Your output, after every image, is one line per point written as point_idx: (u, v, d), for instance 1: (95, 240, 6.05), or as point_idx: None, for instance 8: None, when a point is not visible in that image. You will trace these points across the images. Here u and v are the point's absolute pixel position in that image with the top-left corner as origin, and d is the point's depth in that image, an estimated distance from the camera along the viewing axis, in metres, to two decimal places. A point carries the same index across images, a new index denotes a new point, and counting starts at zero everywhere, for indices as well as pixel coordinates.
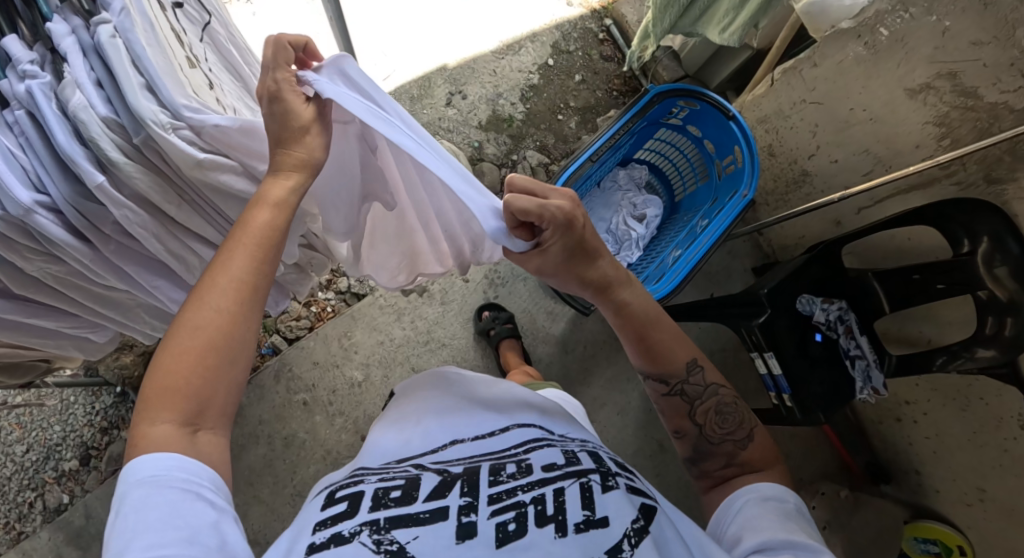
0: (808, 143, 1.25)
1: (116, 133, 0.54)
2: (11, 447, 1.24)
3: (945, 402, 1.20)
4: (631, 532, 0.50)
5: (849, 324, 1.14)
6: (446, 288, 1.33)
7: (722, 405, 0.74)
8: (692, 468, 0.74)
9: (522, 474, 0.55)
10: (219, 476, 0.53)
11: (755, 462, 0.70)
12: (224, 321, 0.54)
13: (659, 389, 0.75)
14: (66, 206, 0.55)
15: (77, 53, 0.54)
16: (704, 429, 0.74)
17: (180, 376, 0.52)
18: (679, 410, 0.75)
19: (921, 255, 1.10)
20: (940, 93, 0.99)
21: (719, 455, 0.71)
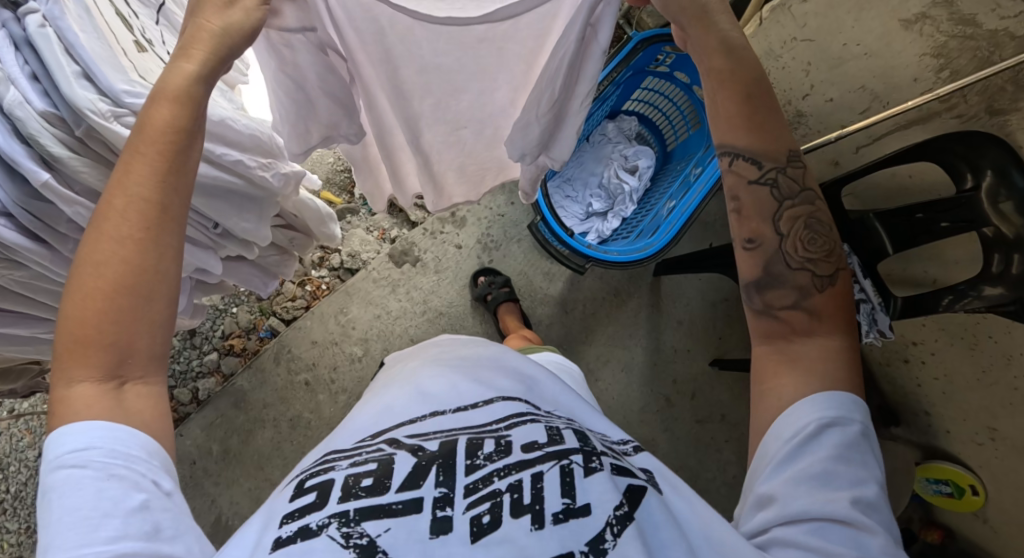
0: (801, 82, 1.20)
1: (57, 127, 0.52)
2: (23, 453, 1.30)
3: (954, 341, 1.19)
4: (614, 520, 0.49)
5: (852, 266, 1.07)
6: (439, 256, 1.31)
7: (814, 220, 0.61)
8: (752, 295, 0.62)
9: (499, 456, 0.54)
10: (156, 440, 0.49)
11: (827, 314, 0.59)
12: (129, 247, 0.48)
13: (748, 173, 0.61)
14: (15, 207, 0.53)
15: (9, 48, 0.53)
16: (785, 242, 0.61)
17: (87, 321, 0.47)
18: (761, 208, 0.61)
19: (923, 194, 1.07)
20: (937, 23, 0.96)
21: (790, 286, 0.60)
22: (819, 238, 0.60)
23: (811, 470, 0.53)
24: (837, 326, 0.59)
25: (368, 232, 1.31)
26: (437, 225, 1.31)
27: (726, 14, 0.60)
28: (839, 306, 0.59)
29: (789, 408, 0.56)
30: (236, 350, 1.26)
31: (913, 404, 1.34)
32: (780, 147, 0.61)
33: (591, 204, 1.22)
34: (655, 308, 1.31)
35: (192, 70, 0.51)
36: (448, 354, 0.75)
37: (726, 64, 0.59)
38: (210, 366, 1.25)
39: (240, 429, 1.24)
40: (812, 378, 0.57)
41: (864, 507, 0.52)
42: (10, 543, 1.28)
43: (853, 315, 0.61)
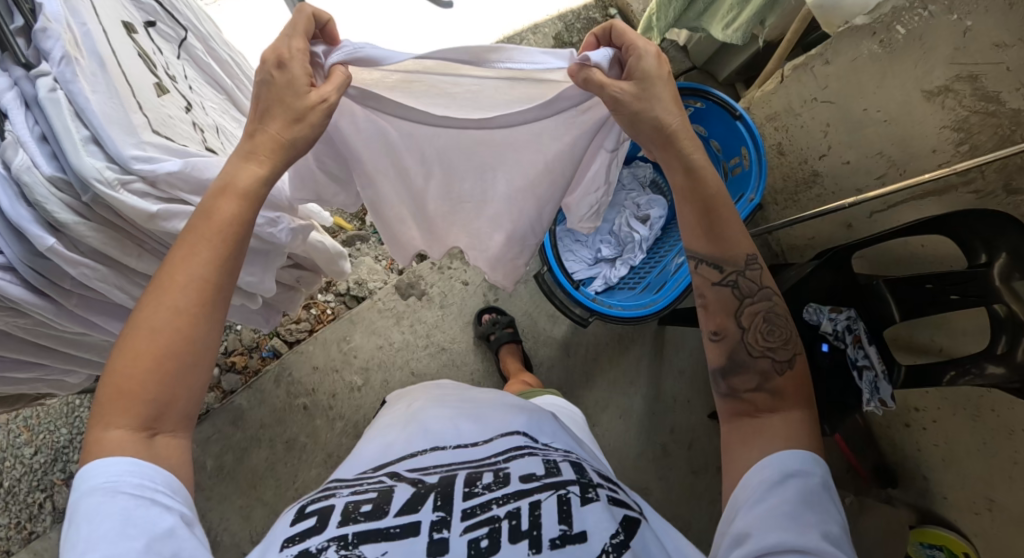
0: (818, 143, 1.20)
1: (64, 192, 0.52)
2: (20, 450, 1.31)
3: (956, 410, 1.18)
4: (611, 548, 0.51)
5: (857, 333, 1.09)
6: (445, 291, 1.31)
7: (772, 313, 0.65)
8: (718, 381, 0.65)
9: (497, 485, 0.56)
10: (181, 481, 0.51)
11: (789, 395, 0.62)
12: (184, 319, 0.51)
13: (710, 276, 0.65)
14: (21, 265, 0.53)
15: (20, 108, 0.52)
16: (745, 334, 0.65)
17: (134, 378, 0.49)
18: (725, 305, 0.65)
19: (932, 264, 1.08)
20: (959, 97, 0.95)
21: (754, 371, 0.63)
22: (774, 331, 0.64)
23: (783, 509, 0.53)
24: (798, 401, 0.62)
25: (377, 261, 1.32)
26: (446, 260, 1.32)
27: (689, 139, 0.65)
28: (800, 386, 0.62)
29: (754, 465, 0.57)
30: (238, 367, 1.27)
31: (912, 467, 1.33)
32: (737, 253, 0.65)
33: (601, 250, 1.23)
34: (657, 357, 1.31)
35: (260, 171, 0.56)
36: (449, 396, 0.75)
37: (686, 183, 0.64)
38: (211, 382, 1.25)
39: (235, 448, 1.24)
40: (776, 442, 0.58)
41: (833, 542, 0.52)
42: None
43: (811, 390, 0.63)
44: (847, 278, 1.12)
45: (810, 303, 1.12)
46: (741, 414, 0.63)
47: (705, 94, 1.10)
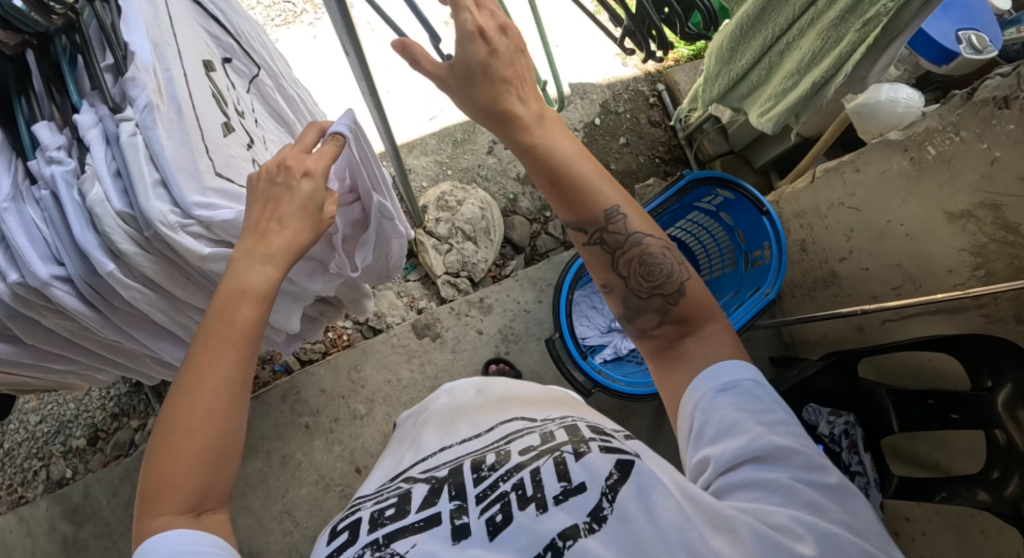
0: (840, 247, 1.23)
1: (129, 225, 0.54)
2: (27, 416, 1.37)
3: (946, 527, 1.18)
4: (607, 489, 0.54)
5: (853, 438, 1.15)
6: (459, 336, 1.34)
7: (646, 254, 0.69)
8: (628, 326, 0.71)
9: (500, 464, 0.60)
10: (223, 537, 0.52)
11: (690, 316, 0.67)
12: (219, 416, 0.53)
13: (578, 237, 0.70)
14: (80, 280, 0.55)
15: (100, 144, 0.56)
16: (630, 282, 0.70)
17: (176, 473, 0.51)
18: (601, 261, 0.71)
19: (937, 380, 1.09)
20: (980, 222, 0.96)
21: (651, 310, 0.68)
22: (654, 271, 0.69)
23: (732, 414, 0.58)
24: (706, 316, 0.67)
25: (398, 297, 1.38)
26: (465, 307, 1.35)
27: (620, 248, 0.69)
28: (694, 303, 0.67)
29: (688, 386, 0.63)
30: None
31: None
32: (598, 211, 0.67)
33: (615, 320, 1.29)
34: (655, 431, 1.33)
35: (274, 271, 0.58)
36: (452, 409, 0.82)
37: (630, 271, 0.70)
38: None
39: None
40: (702, 362, 0.64)
41: (786, 434, 0.57)
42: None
43: (712, 297, 0.68)
44: (851, 382, 1.14)
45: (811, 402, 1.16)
46: (665, 353, 0.68)
47: (732, 184, 1.14)
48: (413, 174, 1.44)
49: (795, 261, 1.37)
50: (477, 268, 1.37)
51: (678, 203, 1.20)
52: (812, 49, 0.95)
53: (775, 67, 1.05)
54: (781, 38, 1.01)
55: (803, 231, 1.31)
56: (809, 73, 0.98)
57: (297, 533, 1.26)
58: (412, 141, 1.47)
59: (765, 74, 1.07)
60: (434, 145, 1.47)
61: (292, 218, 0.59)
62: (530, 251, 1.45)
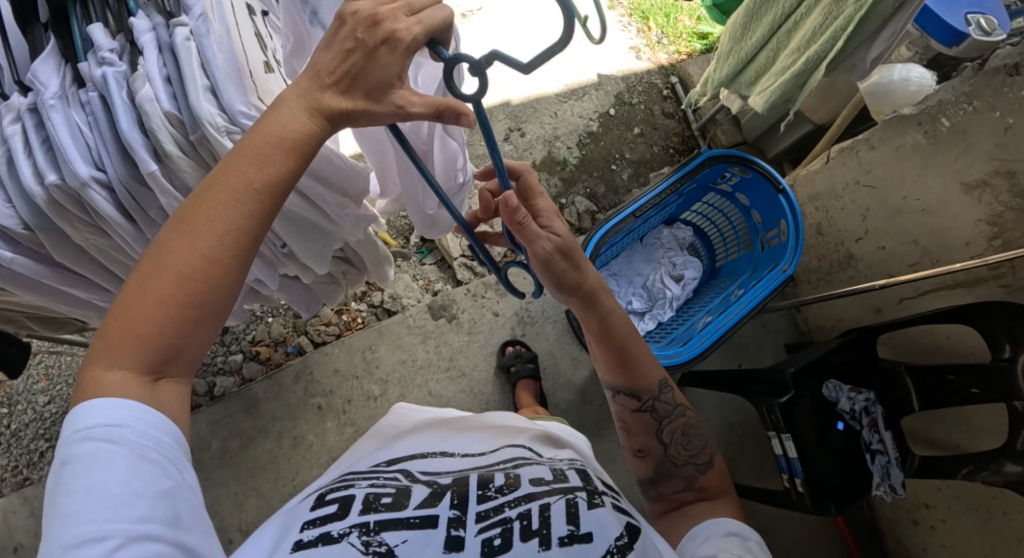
0: (857, 226, 1.22)
1: (174, 128, 0.57)
2: (35, 396, 1.37)
3: (967, 511, 1.14)
4: (616, 548, 0.54)
5: (874, 416, 1.10)
6: (475, 319, 1.34)
7: (687, 429, 0.77)
8: (649, 487, 0.77)
9: (509, 490, 0.59)
10: (180, 430, 0.51)
11: (712, 488, 0.74)
12: (211, 271, 0.48)
13: (629, 404, 0.77)
14: (120, 186, 0.58)
15: (154, 49, 0.57)
16: (665, 449, 0.77)
17: (149, 322, 0.47)
18: (644, 427, 0.77)
19: (958, 356, 1.07)
20: (996, 192, 0.96)
21: (678, 477, 0.75)
22: (689, 437, 0.77)
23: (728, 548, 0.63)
24: (722, 493, 0.74)
25: (414, 279, 1.38)
26: (481, 289, 1.35)
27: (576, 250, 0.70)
28: (720, 483, 0.75)
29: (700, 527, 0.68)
30: (261, 358, 1.32)
31: None
32: (650, 382, 0.76)
33: (631, 302, 1.30)
34: None
35: (314, 126, 0.50)
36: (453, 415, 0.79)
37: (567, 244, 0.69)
38: (233, 366, 1.31)
39: (243, 434, 1.27)
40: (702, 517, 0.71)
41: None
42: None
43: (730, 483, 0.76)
44: (870, 361, 1.13)
45: (829, 379, 1.10)
46: (671, 511, 0.74)
47: (748, 164, 1.13)
48: None
49: (811, 245, 1.36)
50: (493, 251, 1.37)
51: (694, 184, 1.19)
52: (814, 25, 0.94)
53: (781, 49, 1.03)
54: (790, 17, 0.99)
55: (819, 214, 1.31)
56: (809, 48, 0.95)
57: None
58: None
59: (772, 55, 1.05)
60: None
61: (348, 83, 0.50)
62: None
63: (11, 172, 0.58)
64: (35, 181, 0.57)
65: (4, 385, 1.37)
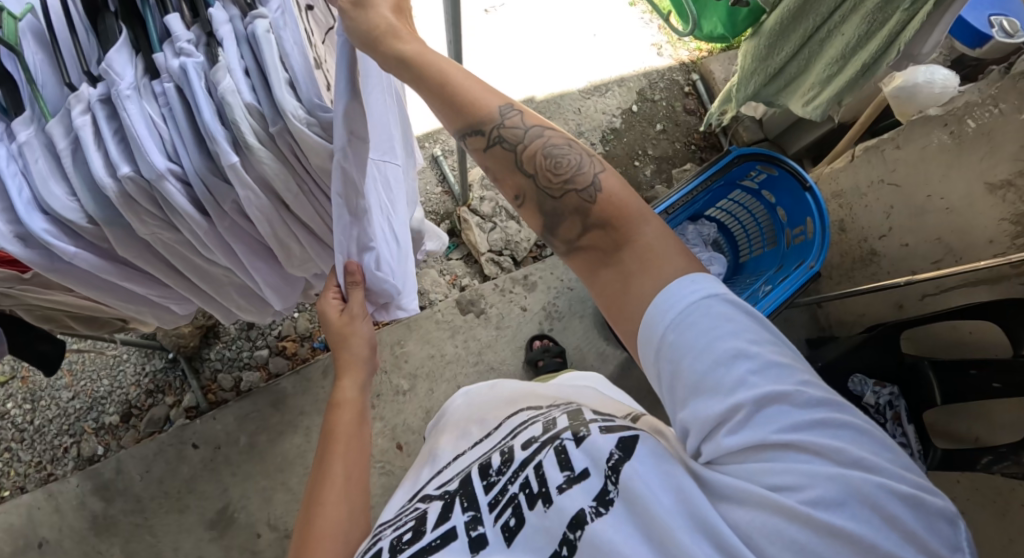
0: (880, 225, 1.23)
1: (255, 120, 0.59)
2: (58, 392, 1.36)
3: (985, 505, 1.17)
4: (611, 472, 0.49)
5: (898, 410, 1.14)
6: (503, 313, 1.36)
7: (551, 145, 0.55)
8: (554, 243, 0.56)
9: (507, 467, 0.58)
10: None
11: (619, 218, 0.51)
12: (344, 514, 0.66)
13: (476, 144, 0.57)
14: (196, 178, 0.62)
15: (232, 41, 0.60)
16: (533, 181, 0.56)
17: None
18: (505, 162, 0.57)
19: (979, 351, 1.10)
20: (1021, 191, 0.98)
21: (569, 213, 0.54)
22: (559, 165, 0.54)
23: (694, 345, 0.44)
24: (637, 219, 0.51)
25: (441, 274, 1.40)
26: (508, 284, 1.37)
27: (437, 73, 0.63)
28: (618, 202, 0.52)
29: (641, 320, 0.47)
30: (287, 353, 1.39)
31: None
32: (486, 103, 0.56)
33: None
34: None
35: (349, 383, 0.75)
36: (471, 404, 0.81)
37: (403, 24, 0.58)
38: (258, 361, 1.37)
39: (270, 429, 1.33)
40: (650, 283, 0.48)
41: (760, 368, 0.43)
42: (17, 472, 1.32)
43: (640, 197, 0.53)
44: (893, 357, 1.16)
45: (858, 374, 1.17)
46: (585, 258, 0.54)
47: (778, 163, 1.15)
48: None
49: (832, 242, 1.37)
50: (519, 246, 1.42)
51: (717, 182, 1.21)
52: (856, 36, 0.90)
53: (814, 57, 0.99)
54: (823, 27, 0.94)
55: (842, 211, 1.32)
56: (855, 58, 0.92)
57: None
58: None
59: (806, 63, 1.00)
60: None
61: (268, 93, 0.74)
62: None
63: (76, 162, 0.62)
64: (108, 175, 0.60)
65: (26, 381, 1.36)
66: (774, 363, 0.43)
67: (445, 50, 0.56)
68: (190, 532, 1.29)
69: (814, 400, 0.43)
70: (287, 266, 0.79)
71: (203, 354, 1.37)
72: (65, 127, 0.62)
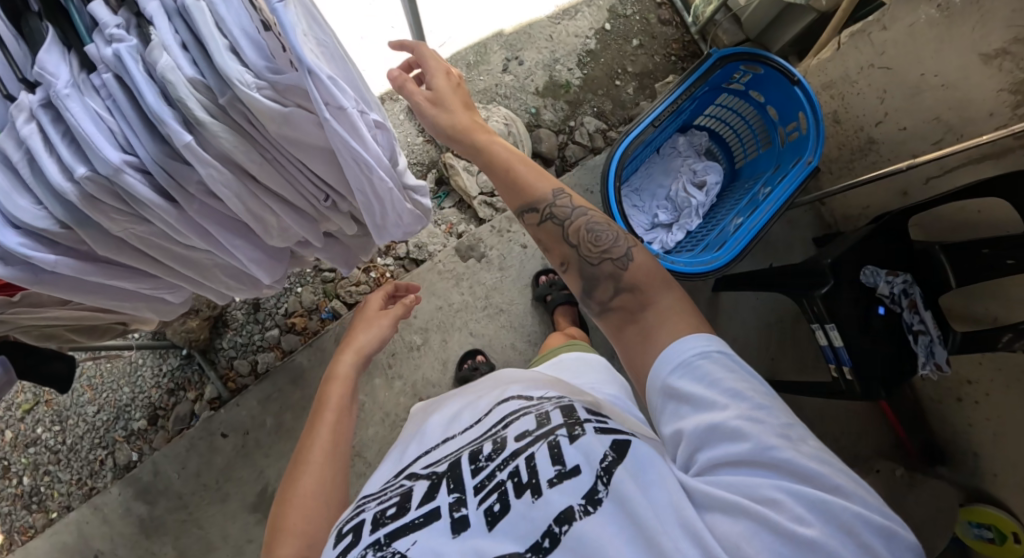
0: (874, 110, 1.20)
1: (203, 95, 0.53)
2: (83, 408, 1.35)
3: (1011, 384, 1.16)
4: (602, 472, 0.55)
5: (914, 298, 1.13)
6: (505, 254, 1.34)
7: (591, 223, 0.73)
8: (590, 303, 0.72)
9: (496, 454, 0.61)
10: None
11: (646, 280, 0.68)
12: (324, 466, 0.77)
13: (534, 217, 0.76)
14: (154, 165, 0.55)
15: (163, 17, 0.52)
16: (581, 251, 0.73)
17: (301, 514, 0.71)
18: (553, 236, 0.75)
19: (990, 229, 1.09)
20: (1017, 59, 0.95)
21: (604, 278, 0.70)
22: (602, 242, 0.72)
23: (704, 389, 0.56)
24: (665, 286, 0.68)
25: (437, 225, 1.37)
26: (505, 224, 1.35)
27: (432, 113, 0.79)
28: (646, 272, 0.69)
29: (655, 361, 0.61)
30: (298, 328, 1.37)
31: (961, 445, 1.32)
32: (540, 191, 0.75)
33: (657, 216, 1.30)
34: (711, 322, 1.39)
35: (346, 359, 0.92)
36: (464, 391, 0.85)
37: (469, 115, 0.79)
38: (271, 341, 1.37)
39: (293, 407, 1.34)
40: (670, 335, 0.62)
41: (748, 419, 0.54)
42: (60, 492, 1.33)
43: (662, 270, 0.70)
44: (903, 241, 1.14)
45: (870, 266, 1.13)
46: (618, 317, 0.69)
47: (765, 61, 1.13)
48: None
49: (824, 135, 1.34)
50: None
51: (704, 90, 1.19)
52: None
53: None
54: None
55: (834, 102, 1.29)
56: None
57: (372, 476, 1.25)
58: None
59: None
60: None
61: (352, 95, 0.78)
62: (560, 162, 1.44)
63: (30, 171, 0.54)
64: (63, 178, 0.53)
65: (49, 403, 1.35)
66: (760, 404, 0.55)
67: (506, 144, 0.77)
68: (235, 518, 1.32)
69: (815, 456, 0.52)
70: (268, 240, 0.68)
71: (216, 344, 1.36)
72: (13, 140, 0.54)
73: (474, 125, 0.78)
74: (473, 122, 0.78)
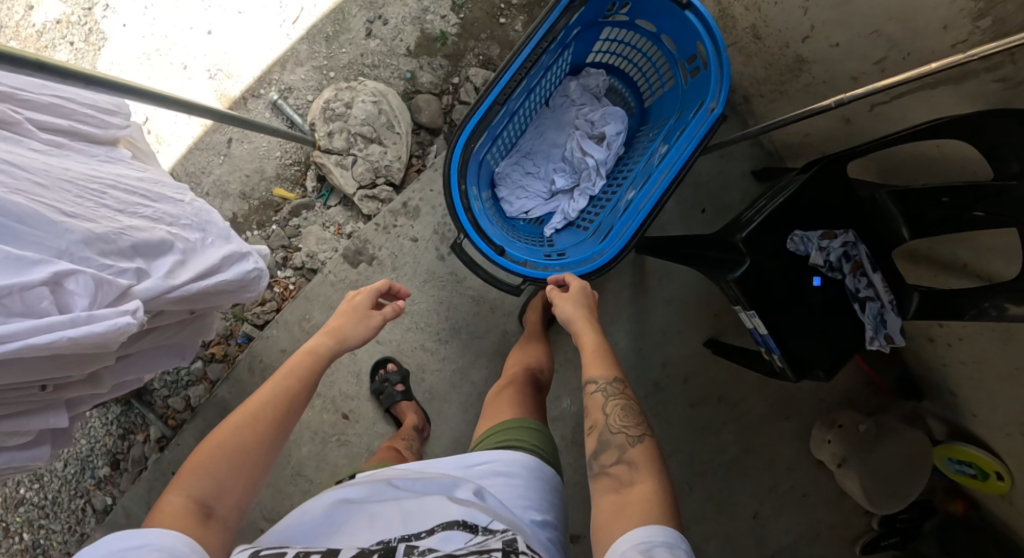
0: (799, 22, 0.95)
1: None
2: (51, 464, 1.40)
3: (983, 333, 0.97)
4: None
5: (856, 259, 0.90)
6: (395, 252, 1.21)
7: (629, 405, 0.76)
8: (591, 465, 0.73)
9: (431, 553, 0.55)
10: (193, 536, 0.61)
11: (639, 460, 0.70)
12: (256, 428, 0.74)
13: (600, 392, 0.78)
14: None
15: None
16: (607, 418, 0.76)
17: (213, 452, 0.70)
18: (597, 405, 0.77)
19: (949, 169, 0.86)
20: None
21: (614, 446, 0.72)
22: (631, 413, 0.76)
23: None
24: (649, 468, 0.69)
25: (324, 228, 1.25)
26: (390, 219, 1.21)
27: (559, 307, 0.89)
28: (647, 453, 0.71)
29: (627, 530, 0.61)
30: (218, 357, 1.35)
31: (937, 383, 1.16)
32: (607, 370, 0.80)
33: (555, 182, 1.12)
34: (638, 288, 1.23)
35: (325, 339, 0.88)
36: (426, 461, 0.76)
37: (583, 312, 0.87)
38: (199, 374, 1.35)
39: None
40: (636, 517, 0.62)
41: None
42: (57, 542, 1.38)
43: (661, 458, 0.71)
44: (843, 191, 0.90)
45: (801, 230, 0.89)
46: (607, 481, 0.69)
47: None
48: (293, 92, 1.26)
49: (745, 44, 1.09)
50: (393, 168, 1.20)
51: (579, 27, 0.99)
52: None
53: None
54: None
55: (754, 9, 1.03)
56: None
57: (316, 488, 1.21)
58: (283, 55, 1.27)
59: None
60: (307, 51, 1.27)
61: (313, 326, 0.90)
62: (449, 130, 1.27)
63: None
64: None
65: None
66: None
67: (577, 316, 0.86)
68: None
69: None
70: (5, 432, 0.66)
71: (148, 385, 1.36)
72: None
73: (586, 312, 0.87)
74: (585, 311, 0.87)
